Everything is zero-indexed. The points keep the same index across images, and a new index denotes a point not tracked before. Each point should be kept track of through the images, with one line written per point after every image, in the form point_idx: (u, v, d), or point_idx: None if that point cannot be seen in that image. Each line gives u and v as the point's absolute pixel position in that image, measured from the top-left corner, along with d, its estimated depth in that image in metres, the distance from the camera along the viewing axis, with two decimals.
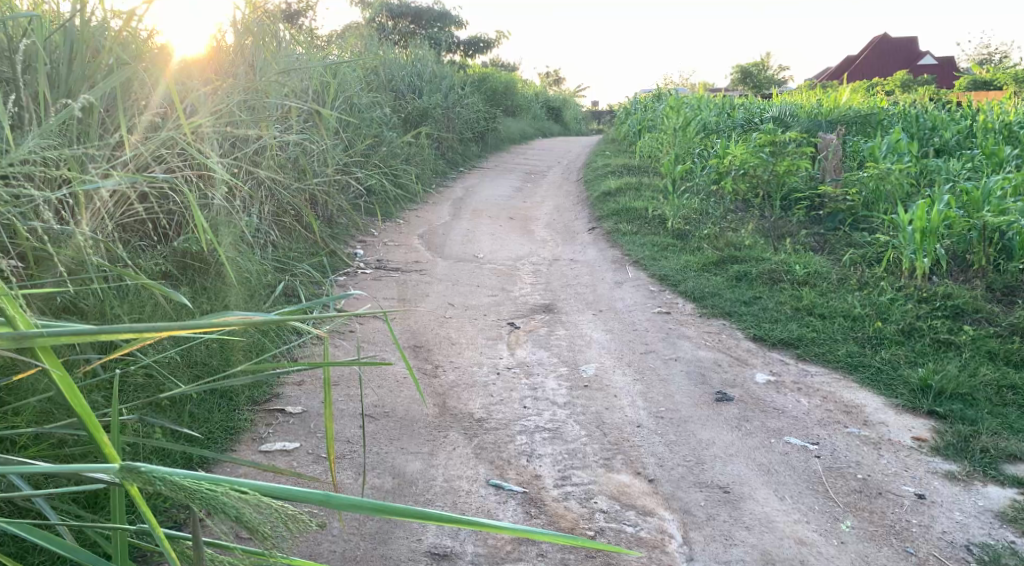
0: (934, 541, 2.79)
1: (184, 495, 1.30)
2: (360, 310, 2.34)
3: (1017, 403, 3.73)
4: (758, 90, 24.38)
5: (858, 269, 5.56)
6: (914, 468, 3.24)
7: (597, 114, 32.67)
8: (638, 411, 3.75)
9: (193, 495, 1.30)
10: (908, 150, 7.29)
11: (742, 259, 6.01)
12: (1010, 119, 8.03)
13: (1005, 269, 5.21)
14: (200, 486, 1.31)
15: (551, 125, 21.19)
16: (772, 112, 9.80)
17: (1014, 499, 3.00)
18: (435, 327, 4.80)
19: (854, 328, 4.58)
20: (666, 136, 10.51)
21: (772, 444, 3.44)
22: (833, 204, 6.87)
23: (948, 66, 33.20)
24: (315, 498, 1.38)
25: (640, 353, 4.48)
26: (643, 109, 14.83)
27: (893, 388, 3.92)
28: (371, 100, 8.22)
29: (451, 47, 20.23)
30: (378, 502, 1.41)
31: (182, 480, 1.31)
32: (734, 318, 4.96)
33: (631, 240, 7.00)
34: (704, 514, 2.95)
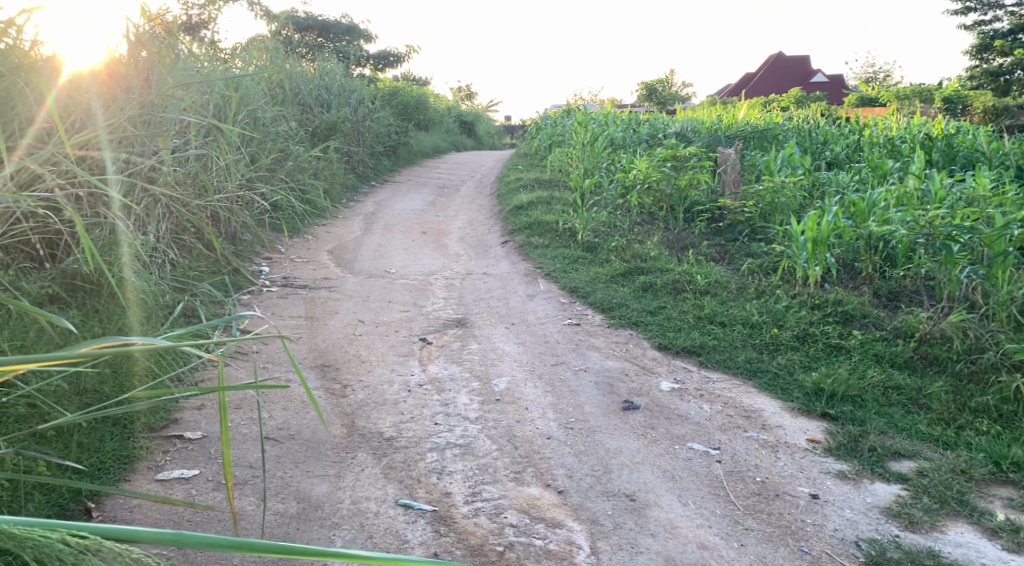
0: (826, 539, 2.91)
1: (15, 543, 1.40)
2: (260, 333, 2.31)
3: (901, 403, 3.95)
4: (663, 107, 25.06)
5: (755, 278, 5.78)
6: (809, 469, 3.38)
7: (509, 129, 32.91)
8: (548, 423, 3.79)
9: (23, 543, 1.41)
10: (801, 163, 7.65)
11: (648, 270, 6.16)
12: (893, 134, 8.54)
13: (890, 276, 5.50)
14: (32, 534, 1.41)
15: (464, 140, 21.23)
16: (674, 128, 10.10)
17: (899, 494, 3.16)
18: (344, 345, 4.73)
19: (752, 336, 4.75)
20: (575, 151, 10.70)
21: (676, 451, 3.53)
22: (732, 216, 7.14)
23: (838, 84, 34.93)
24: (167, 538, 1.38)
25: (551, 365, 4.53)
26: (552, 125, 15.07)
27: (789, 392, 4.09)
28: (275, 115, 8.07)
29: (361, 60, 20.02)
30: (236, 539, 1.39)
31: (14, 528, 1.40)
32: (640, 327, 5.08)
33: (542, 253, 7.08)
34: (611, 523, 3.00)
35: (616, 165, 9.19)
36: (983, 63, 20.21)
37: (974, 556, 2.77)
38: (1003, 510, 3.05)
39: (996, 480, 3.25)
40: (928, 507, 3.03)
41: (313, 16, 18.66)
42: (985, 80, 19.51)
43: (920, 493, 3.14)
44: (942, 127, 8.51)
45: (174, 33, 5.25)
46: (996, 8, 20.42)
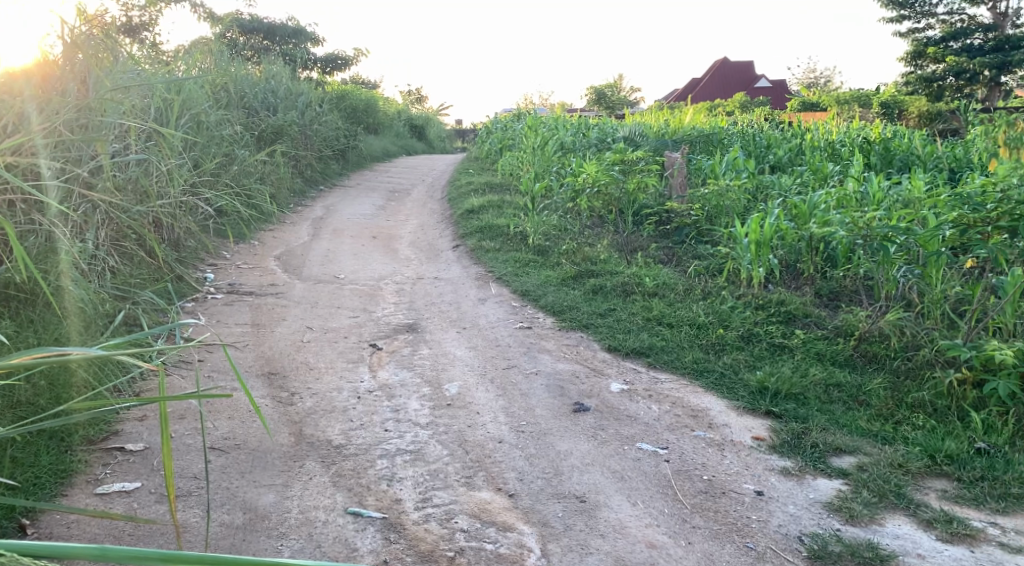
0: (771, 535, 2.97)
1: None
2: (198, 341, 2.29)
3: (842, 400, 4.05)
4: (611, 111, 25.30)
5: (702, 280, 5.88)
6: (754, 467, 3.45)
7: (460, 132, 32.86)
8: (499, 427, 3.79)
9: None
10: (745, 167, 7.80)
11: (598, 273, 6.22)
12: (833, 138, 8.76)
13: (831, 276, 5.64)
14: None
15: (415, 143, 21.13)
16: (623, 132, 10.24)
17: (840, 489, 3.25)
18: (292, 352, 4.66)
19: (699, 336, 4.84)
20: (526, 155, 10.73)
21: (626, 451, 3.57)
22: (679, 219, 7.25)
23: (781, 90, 35.70)
24: (93, 552, 1.37)
25: (502, 368, 4.53)
26: (503, 129, 15.10)
27: (734, 391, 4.17)
28: (219, 119, 7.94)
29: (308, 63, 19.76)
30: (165, 551, 1.37)
31: None
32: (590, 329, 5.12)
33: (494, 257, 7.09)
34: (562, 525, 3.01)
35: (566, 169, 9.24)
36: (918, 69, 20.89)
37: (911, 547, 2.86)
38: (937, 502, 3.15)
39: (931, 472, 3.35)
40: (867, 501, 3.12)
41: (258, 18, 18.34)
42: (919, 86, 20.21)
43: (860, 487, 3.23)
44: (879, 131, 8.76)
45: (113, 35, 5.10)
46: (929, 17, 21.14)
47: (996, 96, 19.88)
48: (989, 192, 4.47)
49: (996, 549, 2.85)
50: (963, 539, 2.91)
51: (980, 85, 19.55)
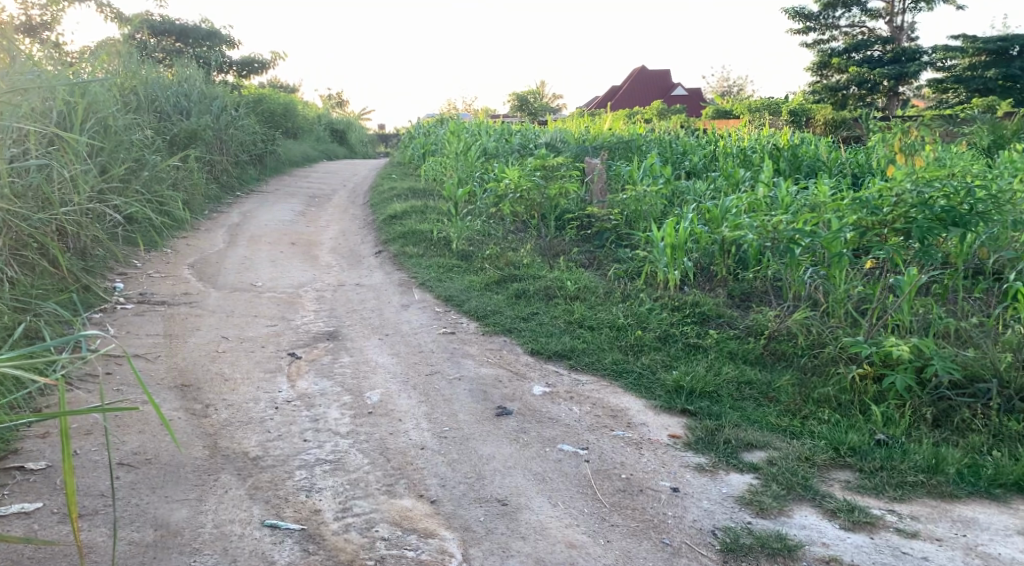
0: (686, 530, 3.05)
1: None
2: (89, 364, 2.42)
3: (753, 396, 4.19)
4: (533, 117, 25.47)
5: (621, 283, 6.00)
6: (671, 464, 3.54)
7: (382, 136, 32.54)
8: (422, 433, 3.78)
9: None
10: (662, 172, 7.99)
11: (521, 277, 6.28)
12: (745, 144, 9.06)
13: (743, 278, 5.84)
14: None
15: (336, 148, 20.84)
16: (545, 138, 10.37)
17: (751, 483, 3.36)
18: (207, 363, 4.54)
19: (618, 338, 4.94)
20: (448, 160, 10.72)
21: (547, 453, 3.61)
22: (600, 223, 7.39)
23: (696, 97, 36.61)
24: None
25: (425, 374, 4.52)
26: (425, 134, 15.04)
27: (652, 391, 4.26)
28: (128, 122, 7.66)
29: (223, 65, 19.24)
30: None
31: None
32: (513, 334, 5.15)
33: (417, 262, 7.06)
34: (484, 528, 3.03)
35: (488, 175, 9.26)
36: (823, 79, 21.82)
37: (816, 537, 2.98)
38: (841, 492, 3.29)
39: (836, 464, 3.51)
40: (776, 494, 3.24)
41: (169, 19, 17.76)
42: (825, 95, 21.12)
43: (770, 481, 3.35)
44: (787, 138, 9.11)
45: (9, 32, 4.86)
46: (832, 29, 22.11)
47: (894, 105, 21.04)
48: (885, 197, 4.70)
49: (894, 535, 2.99)
50: (864, 527, 3.04)
51: (880, 94, 20.69)
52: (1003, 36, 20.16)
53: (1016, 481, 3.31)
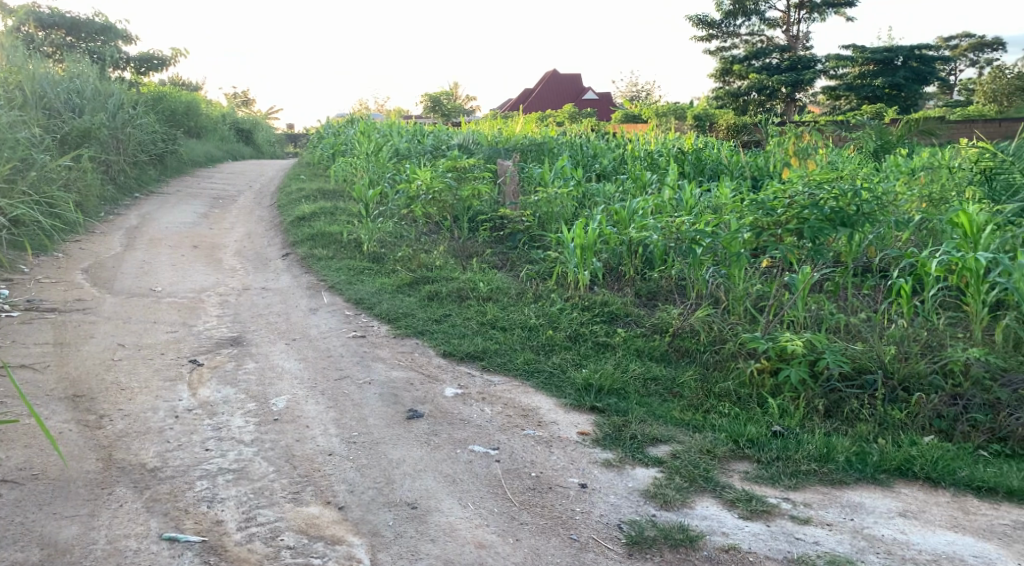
0: (593, 525, 3.10)
1: None
2: None
3: (658, 392, 4.30)
4: (446, 118, 25.37)
5: (533, 283, 6.06)
6: (579, 461, 3.59)
7: (292, 137, 31.86)
8: (329, 439, 3.72)
9: None
10: (572, 175, 8.11)
11: (434, 279, 6.26)
12: (653, 148, 9.30)
13: (649, 278, 5.97)
14: None
15: (242, 148, 20.24)
16: (457, 140, 10.38)
17: (656, 476, 3.45)
18: (101, 372, 4.34)
19: (529, 338, 4.99)
20: (359, 160, 10.57)
21: (458, 454, 3.61)
22: (512, 225, 7.44)
23: (605, 102, 37.29)
24: None
25: (334, 379, 4.45)
26: (335, 134, 14.79)
27: (562, 389, 4.33)
28: (12, 120, 7.23)
29: (120, 62, 18.42)
30: None
31: None
32: (424, 336, 5.13)
33: (326, 265, 6.94)
34: (393, 533, 3.00)
35: (400, 175, 9.17)
36: (726, 85, 22.61)
37: (716, 526, 3.08)
38: (740, 483, 3.42)
39: (735, 455, 3.64)
40: (679, 486, 3.34)
41: (59, 12, 16.85)
42: (727, 101, 21.86)
43: (673, 474, 3.45)
44: (692, 143, 9.40)
45: None
46: (733, 37, 22.93)
47: (791, 111, 21.97)
48: (779, 199, 4.93)
49: (788, 521, 3.12)
50: (761, 515, 3.16)
51: (779, 100, 21.62)
52: (889, 47, 21.37)
53: (898, 466, 3.51)
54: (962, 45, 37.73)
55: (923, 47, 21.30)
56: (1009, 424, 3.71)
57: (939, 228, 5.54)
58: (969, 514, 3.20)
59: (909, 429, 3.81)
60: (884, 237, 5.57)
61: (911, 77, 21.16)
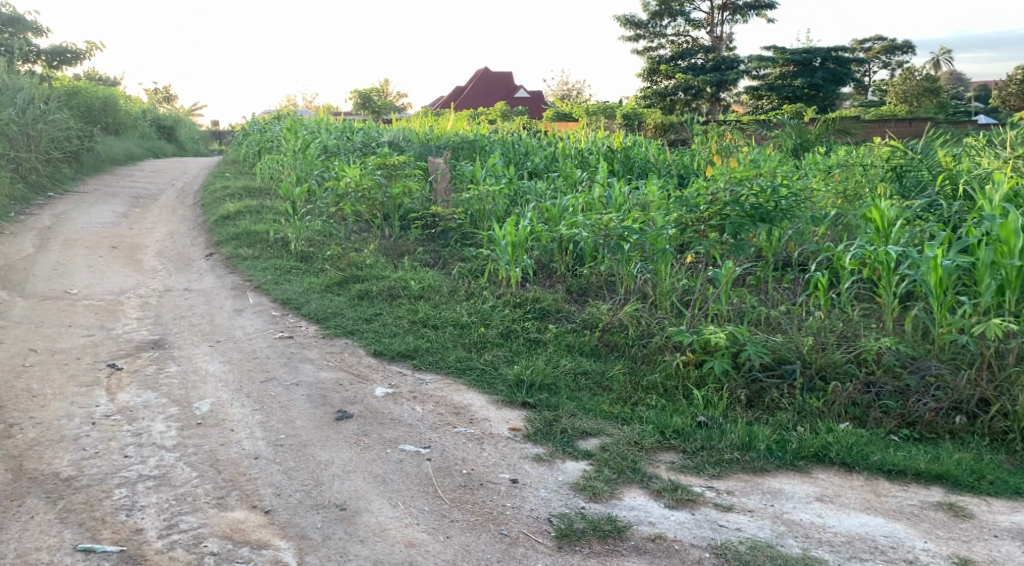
0: (524, 519, 3.12)
1: None
2: None
3: (588, 387, 4.35)
4: (376, 115, 25.09)
5: (465, 281, 6.05)
6: (511, 456, 3.61)
7: (216, 134, 30.97)
8: (255, 442, 3.64)
9: None
10: (503, 172, 8.12)
11: (363, 277, 6.19)
12: (583, 146, 9.40)
13: (580, 274, 6.02)
14: None
15: (164, 146, 19.59)
16: (387, 137, 10.29)
17: (585, 469, 3.49)
18: (11, 378, 4.15)
19: (461, 335, 4.98)
20: (286, 158, 10.37)
21: (388, 454, 3.59)
22: (444, 223, 7.40)
23: (536, 101, 37.46)
24: None
25: (260, 381, 4.35)
26: (261, 131, 14.47)
27: (494, 386, 4.34)
28: None
29: (28, 56, 17.60)
30: None
31: None
32: (354, 336, 5.07)
33: (252, 265, 6.78)
34: (321, 535, 2.96)
35: (328, 172, 9.01)
36: (653, 85, 22.94)
37: (644, 516, 3.14)
38: (666, 473, 3.49)
39: (662, 446, 3.72)
40: (608, 478, 3.39)
41: None
42: (655, 100, 22.23)
43: (602, 466, 3.50)
44: (620, 141, 9.55)
45: None
46: (660, 37, 23.35)
47: (717, 110, 22.52)
48: (702, 196, 5.09)
49: (712, 509, 3.20)
50: (686, 503, 3.24)
51: (704, 100, 22.15)
52: (807, 49, 22.11)
53: (815, 452, 3.64)
54: (875, 48, 39.32)
55: (839, 48, 22.19)
56: (918, 408, 3.88)
57: (854, 223, 5.78)
58: (881, 496, 3.33)
59: (826, 416, 3.96)
60: (803, 232, 5.77)
61: (828, 77, 22.01)
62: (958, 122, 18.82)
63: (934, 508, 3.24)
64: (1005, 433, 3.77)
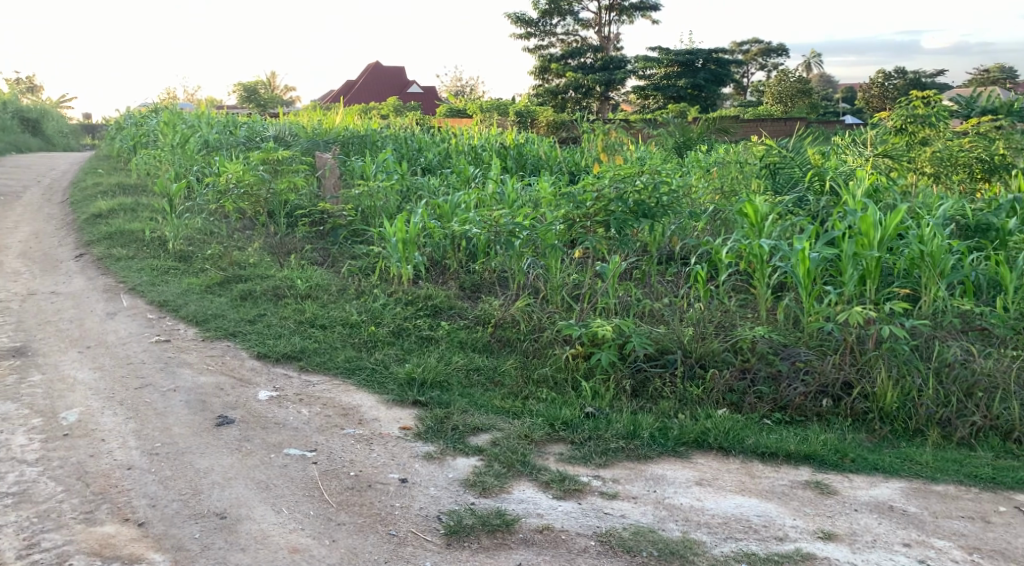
0: (412, 518, 3.10)
1: None
2: None
3: (480, 382, 4.36)
4: (263, 109, 24.34)
5: (355, 279, 5.93)
6: (400, 456, 3.57)
7: (87, 128, 29.21)
8: (129, 452, 3.46)
9: None
10: (395, 168, 8.01)
11: (247, 277, 5.98)
12: (476, 143, 9.41)
13: (473, 270, 5.99)
14: None
15: (29, 139, 18.32)
16: (272, 131, 9.98)
17: (475, 465, 3.50)
18: None
19: (351, 335, 4.90)
20: (163, 152, 9.88)
21: (272, 459, 3.48)
22: (334, 219, 7.20)
23: (430, 97, 37.29)
24: None
25: (134, 388, 4.14)
26: (136, 125, 13.75)
27: (384, 385, 4.28)
28: None
29: None
30: None
31: None
32: (237, 338, 4.89)
33: (126, 266, 6.44)
34: (199, 545, 2.84)
35: (209, 168, 8.64)
36: (545, 83, 23.22)
37: (532, 508, 3.17)
38: (555, 464, 3.54)
39: (551, 438, 3.77)
40: (498, 473, 3.41)
41: None
42: (547, 98, 22.52)
43: (492, 461, 3.52)
44: (512, 138, 9.61)
45: None
46: (550, 36, 23.67)
47: (606, 109, 23.01)
48: (587, 192, 5.30)
49: (598, 498, 3.27)
50: (574, 493, 3.30)
51: (594, 99, 22.61)
52: (690, 50, 22.93)
53: (695, 438, 3.78)
54: (752, 50, 41.16)
55: (720, 50, 23.10)
56: (788, 393, 4.09)
57: (732, 218, 6.03)
58: (755, 478, 3.49)
59: (705, 403, 4.12)
60: (686, 227, 5.97)
61: (710, 78, 22.91)
62: (829, 122, 19.95)
63: (803, 487, 3.42)
64: (865, 413, 4.01)
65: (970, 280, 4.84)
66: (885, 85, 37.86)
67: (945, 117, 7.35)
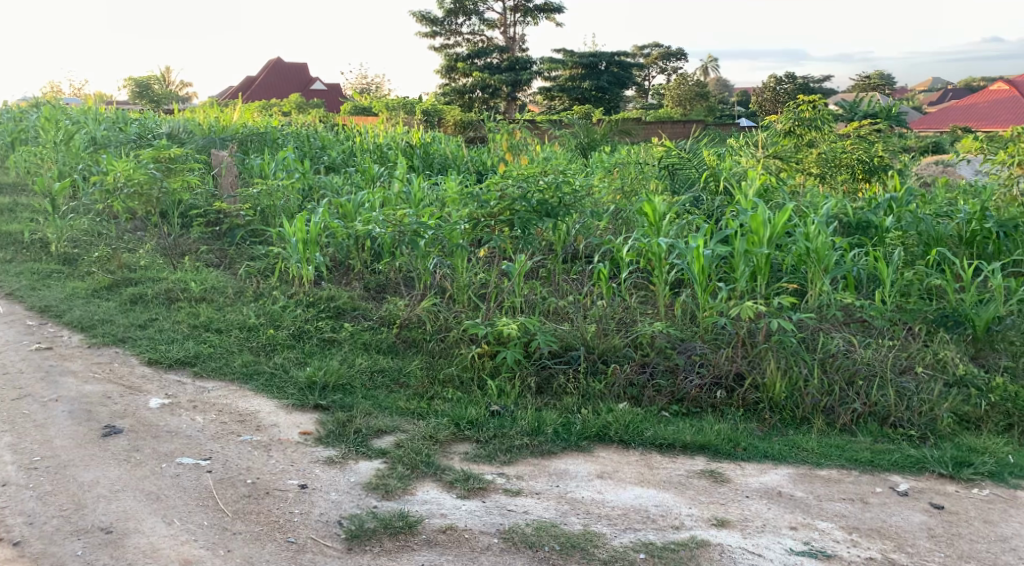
0: (312, 524, 3.03)
1: None
2: None
3: (384, 384, 4.31)
4: (156, 105, 23.32)
5: (254, 280, 5.76)
6: (300, 461, 3.49)
7: None
8: (4, 468, 3.26)
9: None
10: (296, 167, 7.82)
11: (137, 280, 5.71)
12: (382, 141, 9.30)
13: (376, 270, 5.90)
14: None
15: None
16: (166, 127, 9.56)
17: (378, 468, 3.45)
18: None
19: (249, 339, 4.75)
20: (43, 149, 9.32)
21: (163, 469, 3.33)
22: (231, 219, 6.99)
23: (334, 94, 36.68)
24: None
25: (11, 399, 3.90)
26: (14, 119, 12.93)
27: (284, 390, 4.17)
28: None
29: None
30: None
31: None
32: (127, 344, 4.67)
33: (3, 269, 6.05)
34: (81, 563, 2.70)
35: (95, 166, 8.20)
36: (451, 82, 23.15)
37: (435, 509, 3.15)
38: (459, 464, 3.54)
39: (456, 438, 3.76)
40: (401, 474, 3.37)
41: None
42: (452, 97, 22.48)
43: (396, 463, 3.47)
44: (418, 138, 9.52)
45: None
46: (456, 35, 23.63)
47: (513, 109, 23.17)
48: (490, 192, 5.32)
49: (501, 495, 3.28)
50: (477, 492, 3.29)
51: (500, 99, 22.71)
52: (593, 53, 23.35)
53: (596, 433, 3.84)
54: (653, 53, 42.24)
55: (621, 53, 23.65)
56: (685, 386, 4.21)
57: (633, 217, 6.16)
58: (653, 469, 3.58)
59: (607, 398, 4.19)
60: (589, 226, 6.05)
61: (612, 81, 23.41)
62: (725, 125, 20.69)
63: (698, 476, 3.53)
64: (756, 403, 4.17)
65: (851, 274, 5.11)
66: (777, 90, 39.57)
67: (831, 120, 7.71)
